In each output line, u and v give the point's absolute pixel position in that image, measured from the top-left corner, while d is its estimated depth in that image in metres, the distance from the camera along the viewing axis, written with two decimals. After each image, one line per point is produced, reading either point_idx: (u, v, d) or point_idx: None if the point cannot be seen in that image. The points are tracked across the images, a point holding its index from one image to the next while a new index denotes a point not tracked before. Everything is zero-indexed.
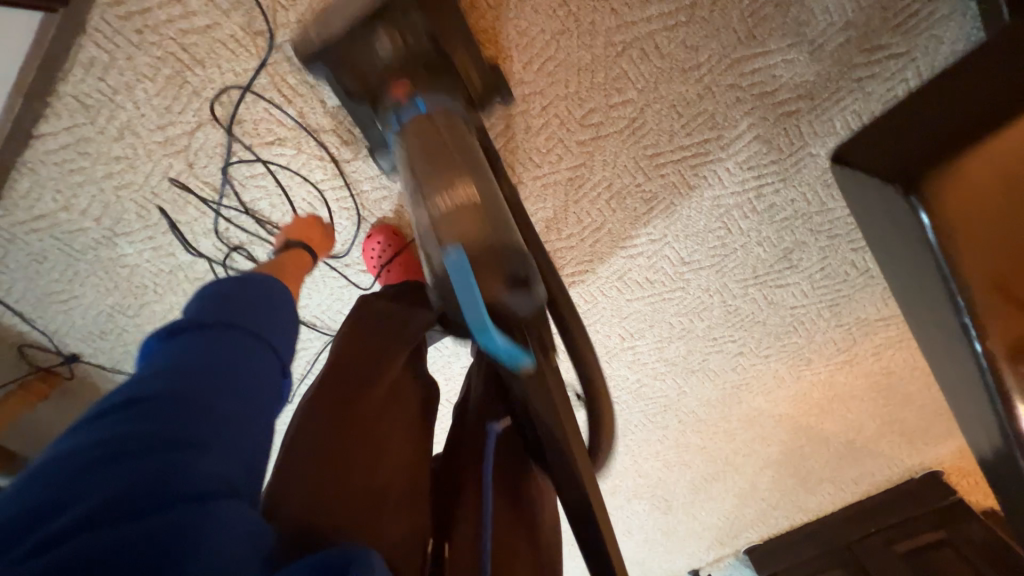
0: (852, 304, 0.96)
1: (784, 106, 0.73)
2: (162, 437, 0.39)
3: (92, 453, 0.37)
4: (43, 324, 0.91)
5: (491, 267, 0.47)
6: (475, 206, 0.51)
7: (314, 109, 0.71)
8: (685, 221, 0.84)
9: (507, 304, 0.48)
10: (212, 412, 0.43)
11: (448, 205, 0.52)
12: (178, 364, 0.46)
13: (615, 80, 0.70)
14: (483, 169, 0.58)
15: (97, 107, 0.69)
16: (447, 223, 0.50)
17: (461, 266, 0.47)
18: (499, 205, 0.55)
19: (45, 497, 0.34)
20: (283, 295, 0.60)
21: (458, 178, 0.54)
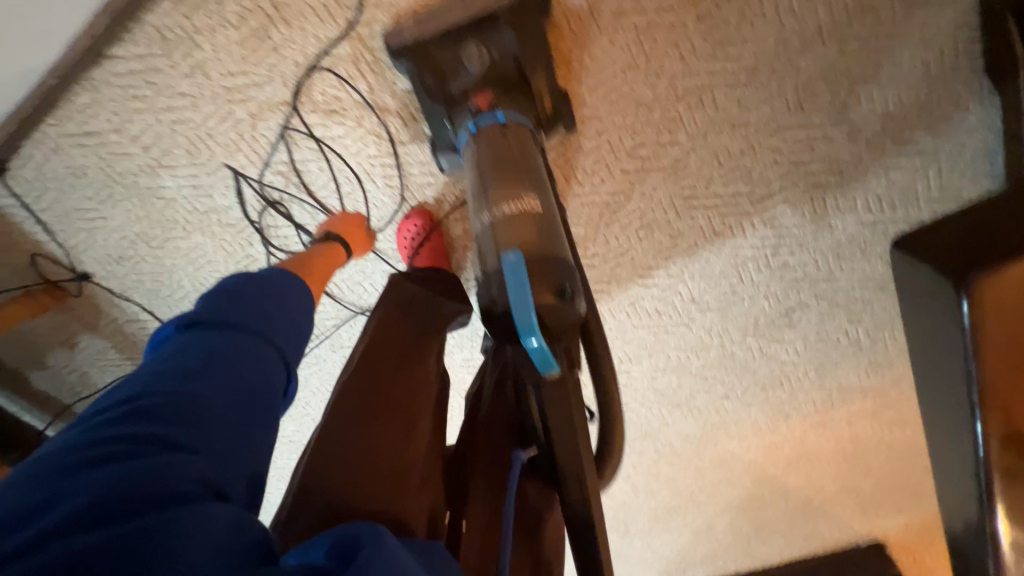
0: (837, 370, 1.02)
1: (815, 177, 0.78)
2: (156, 434, 0.39)
3: (83, 454, 0.37)
4: (63, 237, 0.91)
5: (544, 274, 0.50)
6: (534, 216, 0.56)
7: (383, 89, 0.74)
8: (703, 263, 0.89)
9: (553, 311, 0.49)
10: (207, 407, 0.43)
11: (510, 209, 0.56)
12: (183, 360, 0.46)
13: (670, 121, 0.75)
14: (543, 185, 0.61)
15: (176, 42, 0.71)
16: (506, 230, 0.54)
17: (517, 264, 0.49)
18: (557, 223, 0.58)
19: (40, 495, 0.34)
20: (297, 291, 0.61)
21: (522, 193, 0.58)
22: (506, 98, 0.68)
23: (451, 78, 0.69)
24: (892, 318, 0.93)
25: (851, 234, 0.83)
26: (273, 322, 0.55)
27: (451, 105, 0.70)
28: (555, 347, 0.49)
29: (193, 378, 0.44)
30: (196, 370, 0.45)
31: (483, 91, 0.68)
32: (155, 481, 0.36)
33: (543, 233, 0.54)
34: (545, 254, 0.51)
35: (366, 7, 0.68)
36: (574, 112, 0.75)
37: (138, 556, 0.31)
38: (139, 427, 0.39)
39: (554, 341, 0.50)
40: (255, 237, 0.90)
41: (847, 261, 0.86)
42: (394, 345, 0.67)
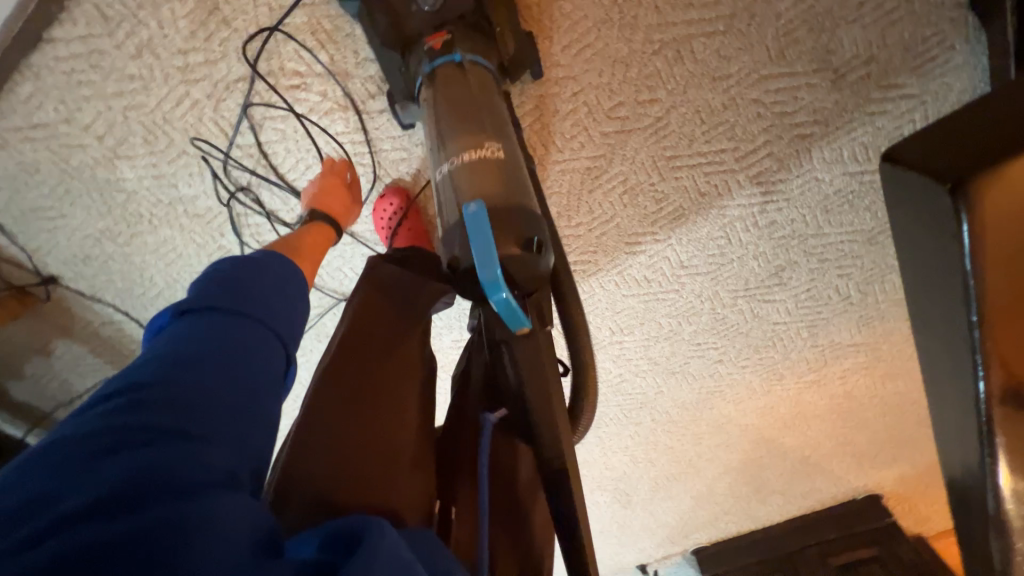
0: (829, 327, 1.01)
1: (799, 129, 0.76)
2: (164, 424, 0.36)
3: (84, 446, 0.34)
4: (23, 240, 0.87)
5: (507, 221, 0.47)
6: (497, 163, 0.52)
7: (346, 60, 0.70)
8: (690, 226, 0.87)
9: (521, 262, 0.46)
10: (212, 393, 0.41)
11: (471, 157, 0.52)
12: (187, 344, 0.44)
13: (648, 77, 0.72)
14: (507, 132, 0.58)
15: (118, 19, 0.66)
16: (466, 179, 0.51)
17: (478, 214, 0.45)
18: (523, 171, 0.54)
19: (43, 488, 0.32)
20: (295, 275, 0.58)
21: (484, 142, 0.54)
22: (465, 41, 0.63)
23: (414, 41, 0.64)
24: (881, 271, 0.92)
25: (839, 186, 0.81)
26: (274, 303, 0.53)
27: (408, 51, 0.65)
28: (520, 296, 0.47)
29: (196, 364, 0.42)
30: (200, 355, 0.43)
31: (440, 32, 0.63)
32: (170, 473, 0.34)
33: (509, 184, 0.50)
34: (508, 199, 0.48)
35: None
36: (548, 73, 0.72)
37: (162, 551, 0.30)
38: (142, 418, 0.37)
39: (522, 293, 0.47)
40: (227, 226, 0.87)
41: (835, 214, 0.85)
42: (379, 330, 0.64)
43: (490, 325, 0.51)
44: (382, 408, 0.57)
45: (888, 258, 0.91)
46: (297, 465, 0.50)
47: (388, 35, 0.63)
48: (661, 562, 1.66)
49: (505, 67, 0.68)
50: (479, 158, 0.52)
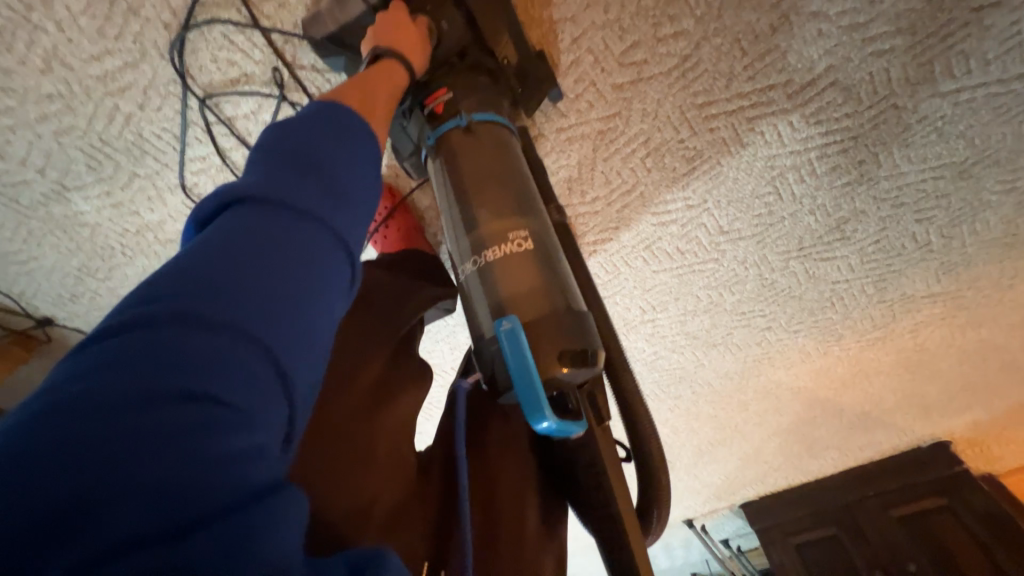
0: (900, 279, 0.87)
1: (875, 44, 0.58)
2: (231, 388, 0.26)
3: (135, 414, 0.22)
4: (6, 287, 0.82)
5: (548, 337, 0.40)
6: (525, 255, 0.44)
7: (285, 37, 0.57)
8: (729, 185, 0.72)
9: (565, 380, 0.39)
10: (295, 353, 0.30)
11: (496, 254, 0.44)
12: (245, 255, 0.31)
13: (669, 4, 0.55)
14: (532, 202, 0.49)
15: (10, 28, 0.54)
16: (495, 282, 0.43)
17: (513, 333, 0.39)
18: (556, 254, 0.46)
19: (76, 444, 0.21)
20: (362, 161, 0.42)
21: (509, 222, 0.46)
22: (470, 90, 0.54)
23: None
24: (973, 210, 0.75)
25: (925, 112, 0.63)
26: (340, 202, 0.38)
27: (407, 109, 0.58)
28: (569, 412, 0.41)
29: (258, 293, 0.30)
30: (263, 280, 0.30)
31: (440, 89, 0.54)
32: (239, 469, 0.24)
33: (542, 281, 0.43)
34: (546, 305, 0.41)
35: None
36: (535, 19, 0.57)
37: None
38: (217, 382, 0.25)
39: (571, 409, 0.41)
40: None
41: (917, 149, 0.68)
42: (372, 332, 0.56)
43: None
44: (378, 428, 0.50)
45: (983, 194, 0.73)
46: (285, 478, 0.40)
47: None
48: (707, 515, 1.65)
49: (518, 103, 0.59)
50: (506, 250, 0.43)
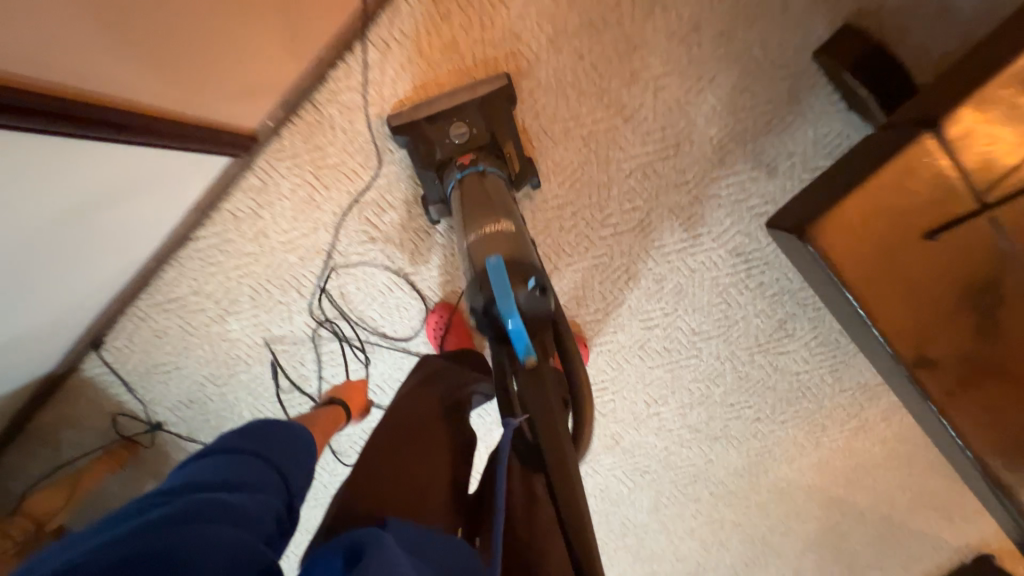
0: (850, 369, 1.08)
1: (756, 209, 0.95)
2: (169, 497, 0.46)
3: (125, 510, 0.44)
4: (143, 392, 1.05)
5: (516, 271, 0.65)
6: (506, 234, 0.73)
7: (402, 217, 0.95)
8: (691, 298, 1.02)
9: (528, 298, 0.61)
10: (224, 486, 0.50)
11: (488, 231, 0.73)
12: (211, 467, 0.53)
13: (626, 193, 0.95)
14: (513, 212, 0.79)
15: (244, 218, 0.94)
16: (486, 245, 0.71)
17: (498, 264, 0.64)
18: (525, 241, 0.74)
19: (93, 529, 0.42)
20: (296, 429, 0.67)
21: (496, 219, 0.76)
22: (484, 157, 0.86)
23: (444, 162, 0.86)
24: None
25: None
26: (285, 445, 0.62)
27: (439, 168, 0.88)
28: (531, 331, 0.59)
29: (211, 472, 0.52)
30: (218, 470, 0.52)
31: (466, 153, 0.86)
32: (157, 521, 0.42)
33: (513, 247, 0.71)
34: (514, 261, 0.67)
35: (383, 164, 0.92)
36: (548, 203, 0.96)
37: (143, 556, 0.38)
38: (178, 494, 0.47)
39: (531, 329, 0.60)
40: (307, 357, 1.04)
41: None
42: (414, 400, 0.80)
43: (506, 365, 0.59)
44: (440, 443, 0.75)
45: None
46: (350, 492, 0.63)
47: (426, 159, 0.88)
48: None
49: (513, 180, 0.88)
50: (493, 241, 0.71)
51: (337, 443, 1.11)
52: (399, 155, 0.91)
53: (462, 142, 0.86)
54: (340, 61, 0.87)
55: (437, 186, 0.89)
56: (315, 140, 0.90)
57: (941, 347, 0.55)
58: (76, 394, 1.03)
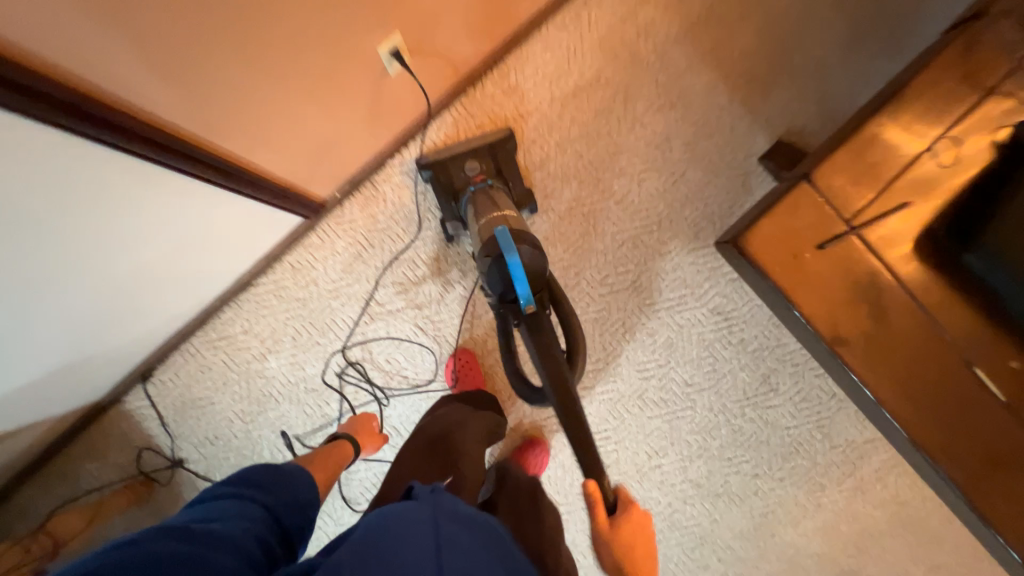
0: (836, 425, 1.16)
1: (729, 275, 1.14)
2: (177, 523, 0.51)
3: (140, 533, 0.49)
4: (173, 427, 1.11)
5: (519, 237, 0.82)
6: (510, 214, 0.91)
7: (433, 272, 1.14)
8: (681, 352, 1.15)
9: (527, 252, 0.81)
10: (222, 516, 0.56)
11: (496, 215, 0.90)
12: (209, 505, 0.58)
13: (620, 258, 1.14)
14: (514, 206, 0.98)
15: (300, 269, 1.11)
16: (494, 220, 0.89)
17: (504, 228, 0.81)
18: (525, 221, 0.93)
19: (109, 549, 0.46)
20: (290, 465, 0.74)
21: (502, 207, 0.94)
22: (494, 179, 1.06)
23: (461, 185, 1.07)
24: None
25: None
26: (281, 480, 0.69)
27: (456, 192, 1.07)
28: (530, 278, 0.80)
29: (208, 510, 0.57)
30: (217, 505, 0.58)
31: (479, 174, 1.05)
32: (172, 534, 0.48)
33: (516, 222, 0.88)
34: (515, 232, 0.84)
35: (421, 229, 1.13)
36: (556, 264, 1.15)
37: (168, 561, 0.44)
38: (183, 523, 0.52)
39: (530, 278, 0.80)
40: (333, 397, 1.13)
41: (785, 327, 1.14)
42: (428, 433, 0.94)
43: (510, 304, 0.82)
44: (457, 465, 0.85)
45: None
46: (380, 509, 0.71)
47: (447, 187, 1.07)
48: None
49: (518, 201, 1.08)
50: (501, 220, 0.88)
51: (349, 487, 1.14)
52: (434, 222, 1.13)
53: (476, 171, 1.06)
54: (398, 153, 1.11)
55: (454, 207, 1.07)
56: (368, 210, 1.11)
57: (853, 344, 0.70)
58: (112, 426, 1.10)
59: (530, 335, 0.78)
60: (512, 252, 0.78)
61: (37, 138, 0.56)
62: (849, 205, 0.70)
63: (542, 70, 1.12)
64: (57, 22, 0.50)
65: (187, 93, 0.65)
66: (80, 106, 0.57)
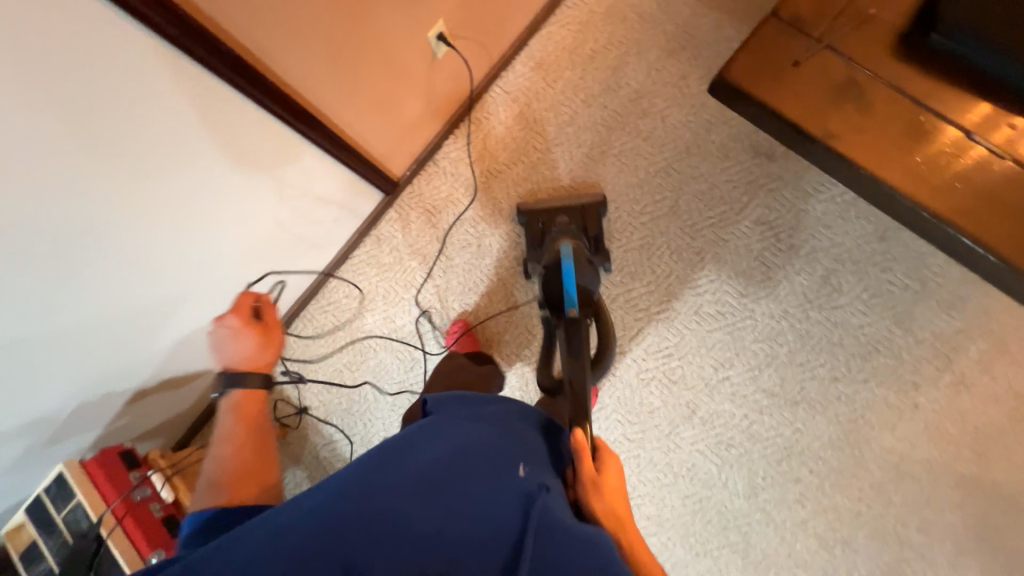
0: (916, 317, 1.10)
1: (767, 185, 1.19)
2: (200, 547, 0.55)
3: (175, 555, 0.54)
4: (297, 379, 1.35)
5: (582, 261, 1.07)
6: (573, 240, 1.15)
7: (490, 227, 1.32)
8: (732, 265, 1.19)
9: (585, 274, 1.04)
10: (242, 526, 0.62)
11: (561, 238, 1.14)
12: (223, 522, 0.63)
13: (656, 187, 1.25)
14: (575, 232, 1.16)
15: (384, 239, 1.35)
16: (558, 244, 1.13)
17: (569, 250, 1.07)
18: (581, 244, 1.14)
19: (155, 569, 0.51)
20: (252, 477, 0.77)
21: (566, 231, 1.17)
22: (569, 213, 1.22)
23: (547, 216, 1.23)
24: (916, 258, 1.12)
25: (822, 210, 1.16)
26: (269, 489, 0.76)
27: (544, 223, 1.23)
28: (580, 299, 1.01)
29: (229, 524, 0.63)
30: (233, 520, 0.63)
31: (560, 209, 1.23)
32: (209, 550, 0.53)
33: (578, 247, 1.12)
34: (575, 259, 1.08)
35: (479, 191, 1.33)
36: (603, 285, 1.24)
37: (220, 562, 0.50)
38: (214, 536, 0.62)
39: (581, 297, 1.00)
40: (420, 343, 1.33)
41: (836, 227, 1.15)
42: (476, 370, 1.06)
43: (556, 307, 1.02)
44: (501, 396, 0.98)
45: (912, 247, 1.12)
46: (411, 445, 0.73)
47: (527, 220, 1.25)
48: None
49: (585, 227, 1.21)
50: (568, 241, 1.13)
51: None
52: (487, 185, 1.33)
53: (559, 205, 1.24)
54: (452, 135, 1.34)
55: (538, 230, 1.24)
56: (433, 183, 1.34)
57: (877, 155, 0.73)
58: None
59: (568, 338, 0.94)
60: (570, 259, 1.04)
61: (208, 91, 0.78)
62: (818, 25, 0.75)
63: (562, 45, 1.32)
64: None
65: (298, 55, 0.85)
66: (229, 55, 0.76)
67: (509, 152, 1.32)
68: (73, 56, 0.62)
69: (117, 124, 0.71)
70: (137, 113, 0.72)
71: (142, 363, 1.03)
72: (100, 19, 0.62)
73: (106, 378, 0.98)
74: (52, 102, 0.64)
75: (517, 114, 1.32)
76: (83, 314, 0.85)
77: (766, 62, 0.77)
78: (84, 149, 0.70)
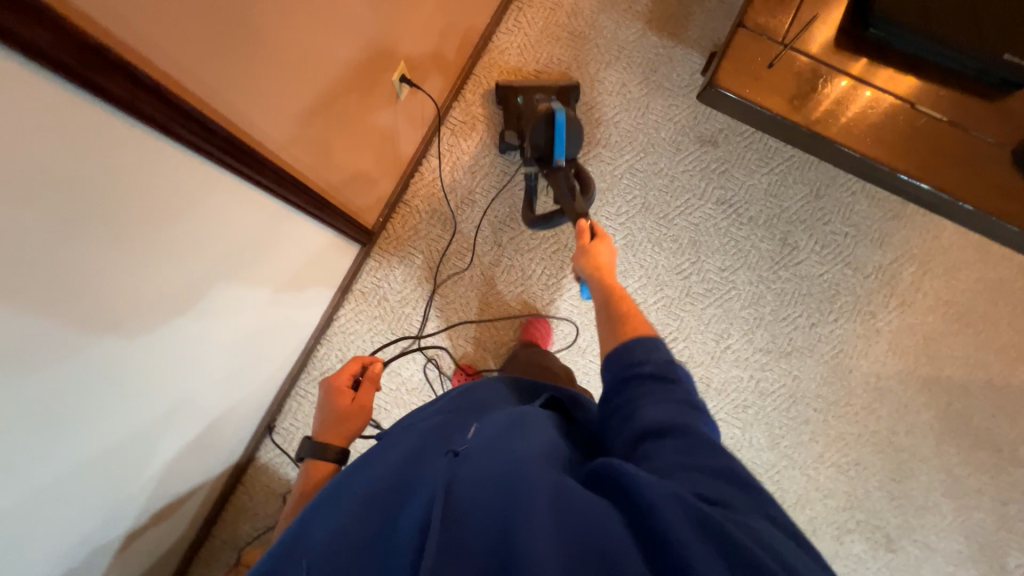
0: (860, 256, 1.30)
1: (716, 169, 1.33)
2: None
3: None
4: None
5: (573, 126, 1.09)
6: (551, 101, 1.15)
7: (478, 255, 1.31)
8: (708, 246, 1.31)
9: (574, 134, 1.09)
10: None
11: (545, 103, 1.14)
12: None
13: (625, 187, 1.33)
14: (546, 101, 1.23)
15: (370, 291, 1.28)
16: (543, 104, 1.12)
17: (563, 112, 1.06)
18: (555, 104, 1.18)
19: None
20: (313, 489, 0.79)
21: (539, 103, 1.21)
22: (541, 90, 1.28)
23: (524, 87, 1.28)
24: (847, 207, 1.31)
25: (766, 182, 1.32)
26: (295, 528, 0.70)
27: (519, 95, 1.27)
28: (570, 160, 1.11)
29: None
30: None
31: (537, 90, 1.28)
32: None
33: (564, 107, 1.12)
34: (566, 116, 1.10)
35: (460, 221, 1.31)
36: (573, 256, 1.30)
37: None
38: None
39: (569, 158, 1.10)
40: (432, 388, 1.27)
41: (781, 194, 1.32)
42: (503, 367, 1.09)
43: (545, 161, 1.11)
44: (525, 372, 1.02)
45: (841, 199, 1.31)
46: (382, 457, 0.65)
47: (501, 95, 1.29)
48: None
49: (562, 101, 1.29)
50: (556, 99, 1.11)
51: None
52: (465, 215, 1.31)
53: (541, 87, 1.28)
54: (416, 172, 1.32)
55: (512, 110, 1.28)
56: (408, 224, 1.30)
57: (851, 135, 0.80)
58: (252, 483, 1.20)
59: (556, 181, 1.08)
60: (563, 117, 1.06)
61: (194, 171, 0.67)
62: (780, 29, 0.81)
63: (506, 69, 1.35)
64: (206, 59, 0.60)
65: (278, 121, 0.76)
66: (213, 127, 0.65)
67: (479, 178, 1.32)
68: (36, 164, 0.49)
69: (93, 231, 0.58)
70: (115, 217, 0.60)
71: (128, 500, 0.86)
72: (70, 115, 0.50)
73: (86, 533, 0.80)
74: (21, 223, 0.51)
75: (478, 141, 1.33)
76: (60, 466, 0.69)
77: (745, 61, 0.81)
78: (51, 271, 0.56)
